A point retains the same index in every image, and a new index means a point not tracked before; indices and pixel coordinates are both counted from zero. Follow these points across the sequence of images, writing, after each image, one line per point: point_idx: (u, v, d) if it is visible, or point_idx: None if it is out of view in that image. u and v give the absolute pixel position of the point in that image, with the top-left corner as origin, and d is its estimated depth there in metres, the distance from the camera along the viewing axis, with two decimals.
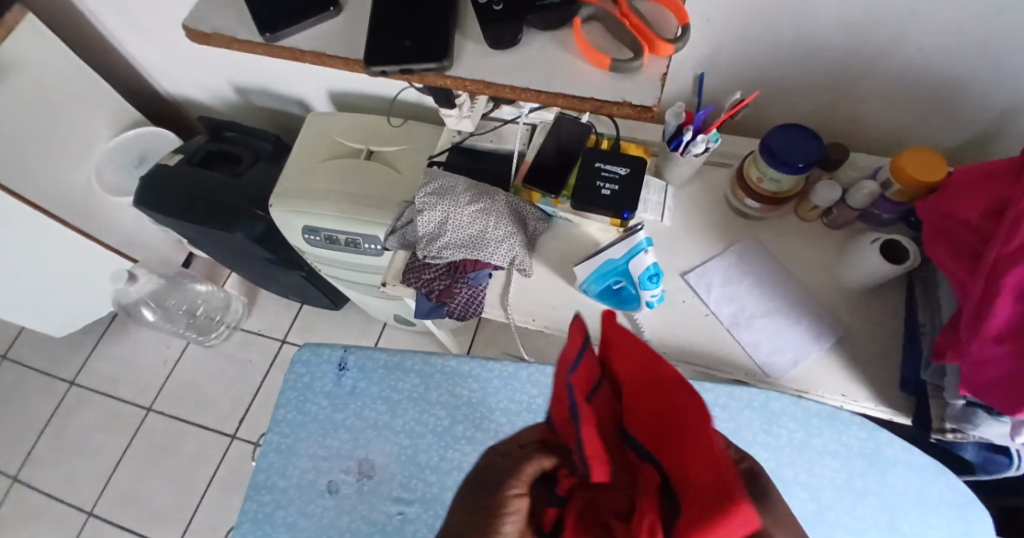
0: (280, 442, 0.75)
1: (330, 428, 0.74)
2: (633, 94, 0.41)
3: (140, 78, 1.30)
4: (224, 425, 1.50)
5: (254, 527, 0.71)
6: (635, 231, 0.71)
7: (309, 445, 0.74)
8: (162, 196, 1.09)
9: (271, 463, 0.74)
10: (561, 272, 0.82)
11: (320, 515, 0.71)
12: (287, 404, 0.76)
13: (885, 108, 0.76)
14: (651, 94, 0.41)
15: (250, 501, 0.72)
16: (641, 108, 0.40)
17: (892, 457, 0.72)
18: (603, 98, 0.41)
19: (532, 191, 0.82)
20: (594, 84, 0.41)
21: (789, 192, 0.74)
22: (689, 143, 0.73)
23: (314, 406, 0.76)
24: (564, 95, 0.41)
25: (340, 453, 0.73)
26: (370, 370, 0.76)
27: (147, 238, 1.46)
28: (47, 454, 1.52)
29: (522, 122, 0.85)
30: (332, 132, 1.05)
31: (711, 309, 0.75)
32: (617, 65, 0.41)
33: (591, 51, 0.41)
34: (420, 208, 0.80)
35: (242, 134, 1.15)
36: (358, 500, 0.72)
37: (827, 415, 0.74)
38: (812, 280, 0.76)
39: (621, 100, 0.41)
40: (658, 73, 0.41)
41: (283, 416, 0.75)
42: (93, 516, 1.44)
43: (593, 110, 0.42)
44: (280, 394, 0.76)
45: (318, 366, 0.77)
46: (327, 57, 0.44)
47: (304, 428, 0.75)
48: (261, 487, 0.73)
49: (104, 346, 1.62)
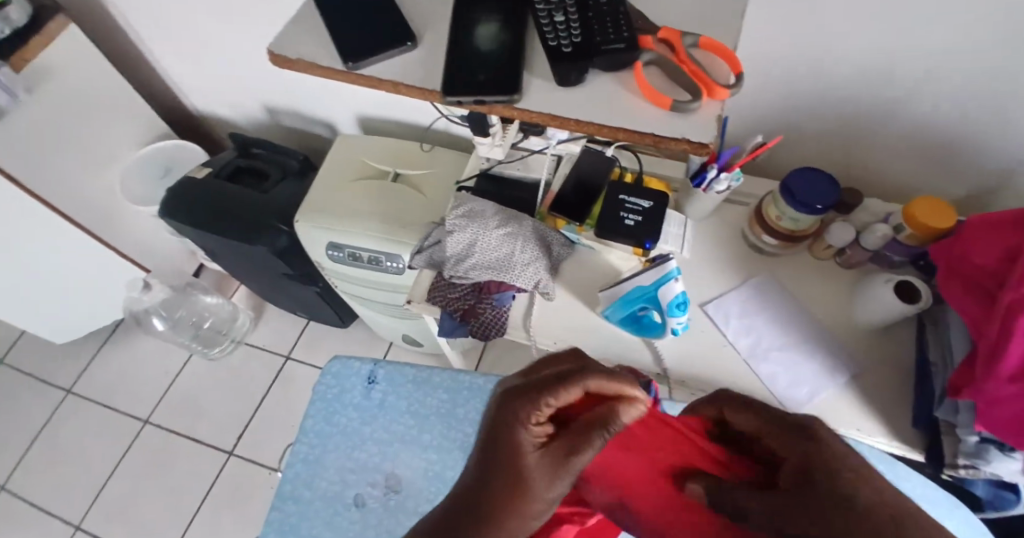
0: (308, 452, 0.84)
1: (357, 441, 0.84)
2: (690, 131, 0.44)
3: (170, 93, 1.34)
4: (222, 441, 1.48)
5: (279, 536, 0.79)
6: (667, 260, 0.74)
7: (338, 457, 0.83)
8: (187, 206, 1.11)
9: (298, 472, 0.82)
10: (582, 298, 0.84)
11: (342, 523, 0.79)
12: (317, 415, 0.86)
13: (896, 158, 0.81)
14: (707, 133, 0.44)
15: (277, 511, 0.80)
16: (698, 144, 0.44)
17: (909, 490, 0.75)
18: (662, 134, 0.44)
19: (558, 218, 0.85)
20: (655, 121, 0.45)
21: (805, 231, 0.78)
22: (712, 181, 0.78)
23: (343, 417, 0.86)
24: (625, 130, 0.45)
25: (363, 463, 0.83)
26: (399, 384, 0.87)
27: (162, 249, 1.47)
28: (39, 463, 1.50)
29: (550, 152, 0.89)
30: (361, 154, 1.09)
31: (729, 340, 0.79)
32: (677, 105, 0.45)
33: (653, 93, 0.45)
34: (451, 230, 0.83)
35: (270, 152, 1.19)
36: (381, 510, 0.80)
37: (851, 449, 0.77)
38: (826, 317, 0.80)
39: (680, 136, 0.44)
40: (714, 114, 0.45)
41: (312, 426, 0.85)
42: (80, 529, 1.41)
43: (651, 145, 0.46)
44: (311, 405, 0.86)
45: (348, 379, 0.88)
46: (404, 85, 0.49)
47: (332, 439, 0.84)
48: (287, 497, 0.81)
49: (104, 354, 1.61)
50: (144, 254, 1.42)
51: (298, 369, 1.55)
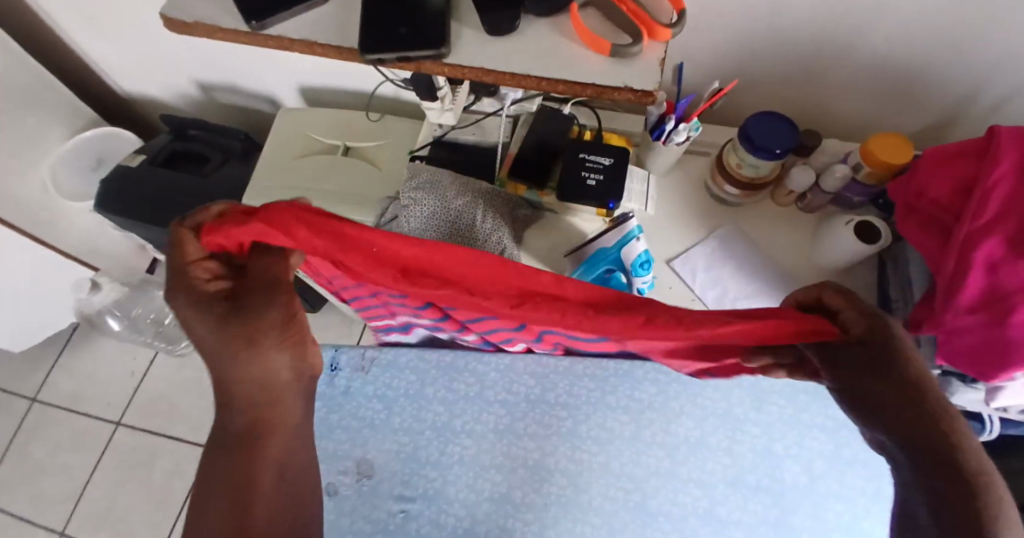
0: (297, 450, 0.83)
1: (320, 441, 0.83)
2: (632, 80, 0.48)
3: (97, 78, 1.25)
4: (200, 436, 1.45)
5: None
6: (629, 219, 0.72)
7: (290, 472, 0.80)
8: (123, 199, 1.04)
9: None
10: (551, 266, 0.82)
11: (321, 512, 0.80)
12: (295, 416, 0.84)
13: (849, 96, 0.80)
14: (651, 80, 0.48)
15: None
16: (642, 92, 0.48)
17: None
18: (604, 85, 0.48)
19: (518, 184, 0.82)
20: (594, 69, 0.48)
21: (766, 177, 0.76)
22: (671, 132, 0.74)
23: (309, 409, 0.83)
24: (568, 82, 0.48)
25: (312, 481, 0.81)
26: (363, 371, 0.85)
27: (110, 245, 1.40)
28: (10, 475, 1.45)
29: (504, 115, 0.85)
30: (308, 129, 1.04)
31: (697, 294, 0.78)
32: (617, 50, 0.48)
33: (593, 39, 0.48)
34: (408, 204, 0.79)
35: (210, 133, 1.12)
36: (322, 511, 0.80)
37: (814, 390, 0.80)
38: (788, 263, 0.80)
39: (623, 85, 0.48)
40: (657, 59, 0.48)
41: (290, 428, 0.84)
42: (63, 536, 1.38)
43: (594, 94, 0.49)
44: None
45: None
46: (319, 45, 0.51)
47: None
48: None
49: (65, 358, 1.55)
50: (91, 253, 1.35)
51: None
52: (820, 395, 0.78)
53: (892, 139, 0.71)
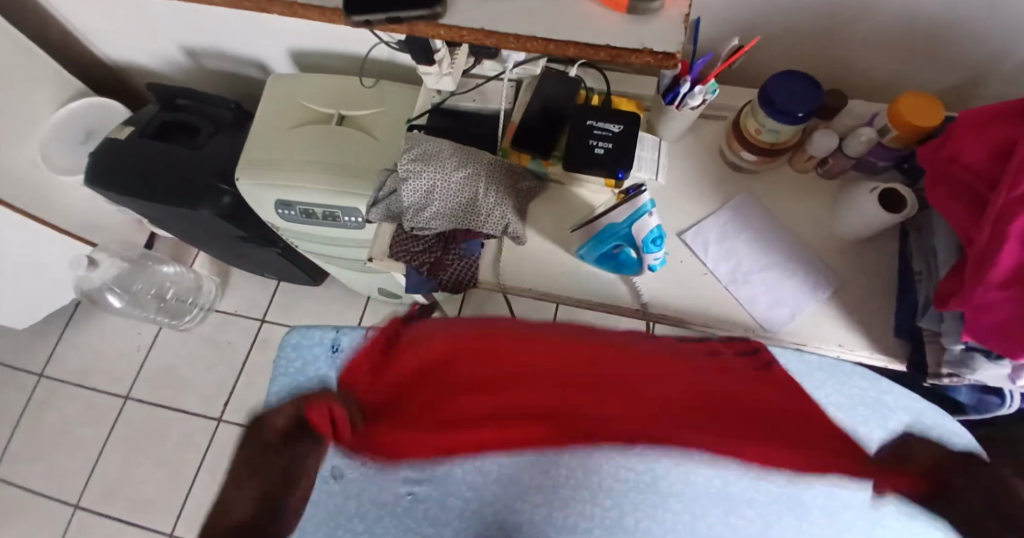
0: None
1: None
2: (653, 41, 0.43)
3: (79, 46, 1.19)
4: (210, 409, 1.45)
5: None
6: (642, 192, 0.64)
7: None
8: (112, 174, 1.01)
9: None
10: (557, 240, 0.78)
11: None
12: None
13: (876, 52, 0.74)
14: (673, 41, 0.43)
15: None
16: (663, 56, 0.43)
17: None
18: (620, 46, 0.43)
19: (523, 154, 0.78)
20: (612, 28, 0.44)
21: (787, 142, 0.71)
22: (686, 95, 0.68)
23: None
24: (581, 44, 0.43)
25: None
26: None
27: (107, 219, 1.37)
28: (24, 449, 1.46)
29: (507, 79, 0.80)
30: (300, 97, 0.99)
31: (709, 268, 0.74)
32: (634, 6, 0.44)
33: None
34: (405, 177, 0.75)
35: (199, 104, 1.07)
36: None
37: None
38: (808, 232, 0.75)
39: (642, 47, 0.43)
40: (680, 15, 0.44)
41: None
42: (79, 508, 1.40)
43: (608, 59, 0.44)
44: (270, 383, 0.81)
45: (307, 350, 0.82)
46: (299, 5, 0.46)
47: None
48: None
49: (70, 334, 1.54)
50: (87, 229, 1.33)
51: (275, 330, 1.50)
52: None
53: (923, 99, 0.66)
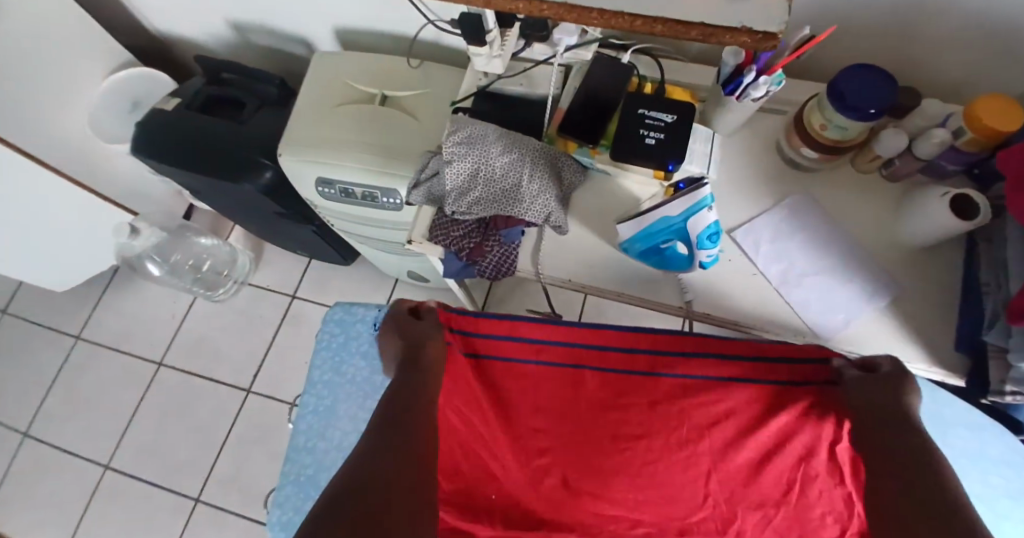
0: (318, 403, 0.90)
1: (352, 399, 0.90)
2: (753, 20, 0.39)
3: (128, 15, 1.20)
4: (239, 380, 1.47)
5: (296, 486, 0.85)
6: (702, 186, 0.61)
7: (293, 430, 0.89)
8: (158, 143, 1.02)
9: (310, 423, 0.89)
10: (599, 229, 0.76)
11: (328, 460, 0.87)
12: (324, 365, 0.92)
13: (954, 50, 0.69)
14: (777, 17, 0.39)
15: (291, 465, 0.87)
16: (763, 35, 0.39)
17: (951, 418, 0.71)
18: (716, 24, 0.39)
19: (569, 141, 0.76)
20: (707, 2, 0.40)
21: (853, 141, 0.67)
22: (749, 86, 0.65)
23: (349, 366, 0.92)
24: (671, 21, 0.40)
25: (320, 436, 0.89)
26: None
27: (148, 189, 1.39)
28: (61, 408, 1.51)
29: (557, 63, 0.78)
30: (345, 76, 0.98)
31: (759, 268, 0.71)
32: None
33: None
34: (448, 159, 0.74)
35: (243, 76, 1.07)
36: (318, 463, 0.87)
37: None
38: (866, 236, 0.72)
39: (739, 26, 0.39)
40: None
41: (321, 376, 0.92)
42: (111, 468, 1.44)
43: (701, 37, 0.41)
44: (317, 355, 0.92)
45: (353, 326, 0.93)
46: None
47: (341, 389, 0.91)
48: (301, 451, 0.88)
49: (108, 299, 1.58)
50: (130, 197, 1.35)
51: (305, 307, 1.52)
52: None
53: (998, 101, 0.61)
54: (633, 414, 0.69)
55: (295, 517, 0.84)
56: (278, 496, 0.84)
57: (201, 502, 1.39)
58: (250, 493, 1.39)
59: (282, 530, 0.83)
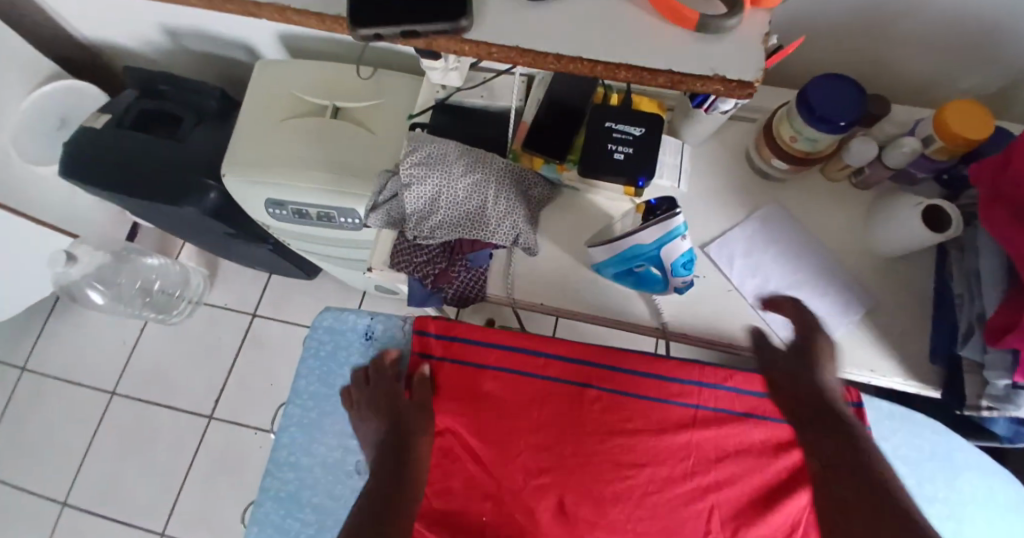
0: (303, 414, 0.79)
1: (342, 412, 0.79)
2: (725, 67, 0.38)
3: (49, 24, 1.10)
4: (200, 406, 1.40)
5: (277, 505, 0.76)
6: (674, 215, 0.58)
7: (274, 442, 0.78)
8: (89, 166, 0.93)
9: (294, 439, 0.78)
10: (570, 250, 0.73)
11: (313, 478, 0.77)
12: (309, 374, 0.79)
13: (920, 52, 0.68)
14: (753, 67, 0.38)
15: (272, 481, 0.77)
16: (738, 84, 0.38)
17: (961, 462, 0.70)
18: (684, 71, 0.38)
19: (535, 157, 0.72)
20: (674, 47, 0.39)
21: (823, 152, 0.66)
22: (716, 101, 0.62)
23: (339, 378, 0.79)
24: (637, 68, 0.38)
25: (305, 450, 0.78)
26: (397, 341, 0.79)
27: (87, 210, 1.30)
28: (6, 446, 1.41)
29: (518, 74, 0.74)
30: (291, 87, 0.92)
31: (734, 284, 0.69)
32: (705, 22, 0.38)
33: (674, 9, 0.38)
34: (407, 182, 0.69)
35: (181, 89, 0.99)
36: (301, 479, 0.77)
37: (901, 415, 0.71)
38: (840, 248, 0.70)
39: (712, 73, 0.38)
40: (759, 37, 0.39)
41: (306, 386, 0.79)
42: (66, 507, 1.36)
43: (670, 84, 0.39)
44: (302, 364, 0.80)
45: (343, 334, 0.80)
46: (291, 11, 0.41)
47: (329, 402, 0.79)
48: (283, 465, 0.77)
49: (52, 327, 1.48)
50: (67, 221, 1.25)
51: (266, 325, 1.45)
52: (906, 422, 0.71)
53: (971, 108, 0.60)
54: (641, 443, 0.67)
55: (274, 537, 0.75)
56: (258, 515, 0.75)
57: (167, 537, 1.32)
58: (219, 524, 1.32)
59: None
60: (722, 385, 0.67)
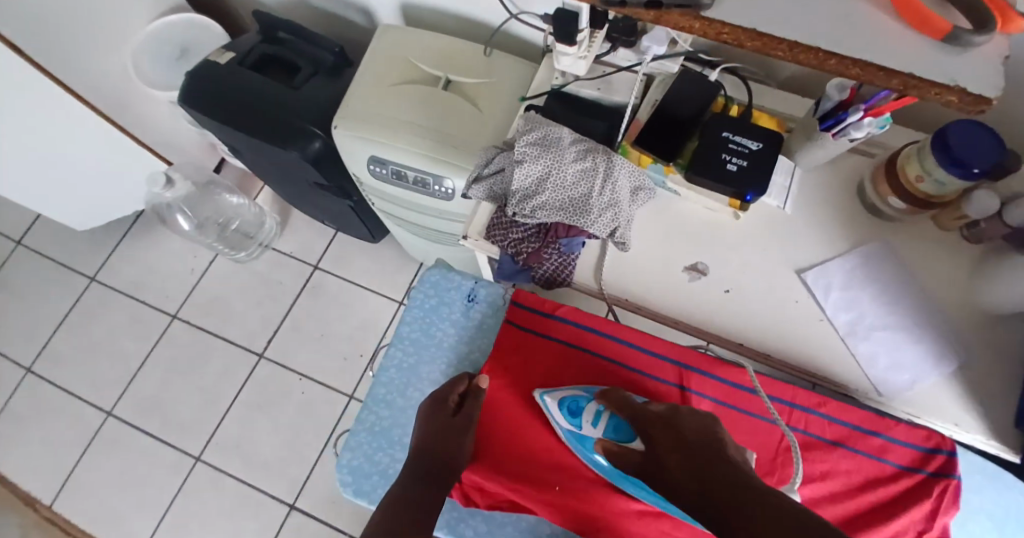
0: (403, 358, 0.85)
1: (436, 362, 0.85)
2: (966, 79, 0.40)
3: None
4: (252, 343, 1.45)
5: (369, 436, 0.83)
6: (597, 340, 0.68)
7: (373, 378, 0.85)
8: (206, 98, 0.98)
9: (391, 378, 0.85)
10: (663, 251, 0.73)
11: (405, 418, 0.83)
12: (412, 323, 0.86)
13: None
14: (990, 84, 0.40)
15: (369, 413, 0.84)
16: (975, 98, 0.40)
17: None
18: (921, 76, 0.40)
19: (644, 154, 0.72)
20: (913, 53, 0.41)
21: (946, 197, 0.65)
22: (850, 125, 0.62)
23: (438, 330, 0.85)
24: (868, 63, 0.41)
25: (400, 391, 0.84)
26: (497, 307, 0.85)
27: (182, 139, 1.36)
28: (66, 348, 1.49)
29: (642, 71, 0.74)
30: (407, 54, 0.95)
31: (826, 315, 0.69)
32: (954, 33, 0.40)
33: (924, 17, 0.40)
34: (519, 159, 0.71)
35: (302, 39, 1.03)
36: (395, 417, 0.83)
37: (990, 472, 0.71)
38: (942, 296, 0.69)
39: (952, 83, 0.40)
40: (998, 54, 0.41)
41: (407, 333, 0.86)
42: (113, 416, 1.42)
43: (898, 86, 0.42)
44: (407, 312, 0.86)
45: (447, 292, 0.86)
46: None
47: (426, 350, 0.85)
48: (380, 401, 0.84)
49: (128, 245, 1.55)
50: (164, 146, 1.31)
51: (326, 278, 1.49)
52: (995, 480, 0.71)
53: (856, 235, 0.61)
54: None
55: (364, 464, 0.82)
56: (352, 442, 0.82)
57: (201, 461, 1.37)
58: (252, 458, 1.37)
59: (350, 474, 0.81)
60: (814, 410, 0.69)
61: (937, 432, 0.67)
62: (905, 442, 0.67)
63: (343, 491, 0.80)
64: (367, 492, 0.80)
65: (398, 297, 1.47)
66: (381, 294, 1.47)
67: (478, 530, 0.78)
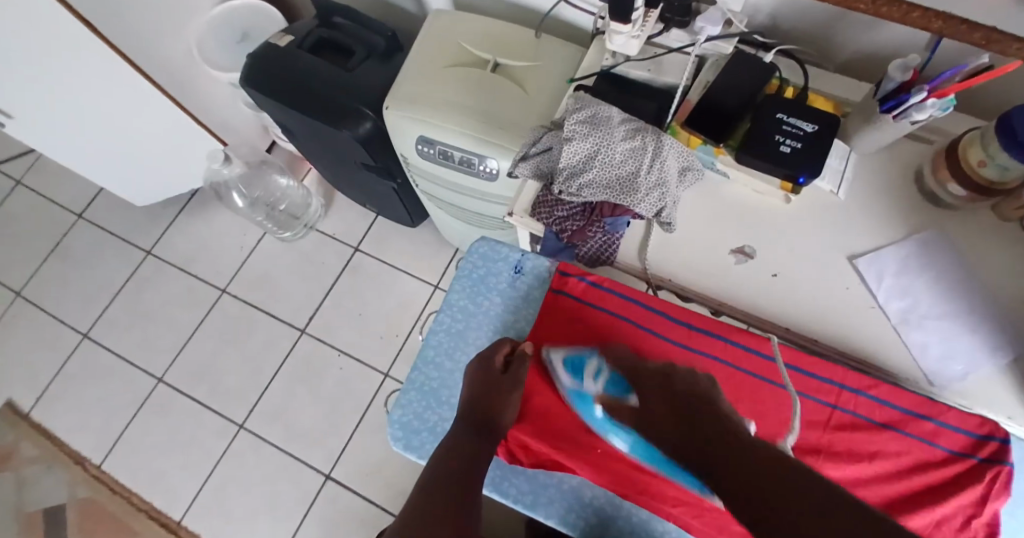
0: (451, 323, 0.87)
1: (482, 329, 0.86)
2: None
3: None
4: (295, 319, 1.50)
5: (419, 395, 0.85)
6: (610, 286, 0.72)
7: (423, 340, 0.87)
8: (266, 77, 1.02)
9: (440, 341, 0.86)
10: (709, 232, 0.73)
11: (453, 380, 0.85)
12: (461, 290, 0.87)
13: None
14: None
15: (418, 372, 0.86)
16: None
17: None
18: None
19: (693, 135, 0.72)
20: None
21: (1010, 183, 0.63)
22: (912, 107, 0.61)
23: (486, 299, 0.87)
24: None
25: (447, 353, 0.86)
26: (543, 278, 0.86)
27: (238, 121, 1.41)
28: (120, 316, 1.57)
29: (693, 52, 0.74)
30: (458, 37, 0.97)
31: (878, 302, 0.67)
32: None
33: None
34: (569, 136, 0.71)
35: (356, 24, 1.06)
36: (443, 378, 0.85)
37: None
38: (1001, 286, 0.67)
39: None
40: None
41: (456, 300, 0.87)
42: (162, 383, 1.49)
43: None
44: (457, 280, 0.88)
45: (495, 263, 0.88)
46: None
47: (475, 318, 0.86)
48: (429, 361, 0.86)
49: (181, 221, 1.62)
50: (223, 127, 1.37)
51: (366, 260, 1.53)
52: None
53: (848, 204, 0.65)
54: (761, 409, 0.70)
55: (414, 420, 0.83)
56: (403, 399, 0.84)
57: (244, 429, 1.42)
58: (291, 430, 1.41)
59: (400, 430, 0.83)
60: (863, 392, 0.67)
61: (990, 419, 0.64)
62: (958, 426, 0.64)
63: (394, 445, 0.82)
64: (417, 447, 0.82)
65: (435, 280, 1.49)
66: (418, 277, 1.50)
67: (522, 490, 0.77)
